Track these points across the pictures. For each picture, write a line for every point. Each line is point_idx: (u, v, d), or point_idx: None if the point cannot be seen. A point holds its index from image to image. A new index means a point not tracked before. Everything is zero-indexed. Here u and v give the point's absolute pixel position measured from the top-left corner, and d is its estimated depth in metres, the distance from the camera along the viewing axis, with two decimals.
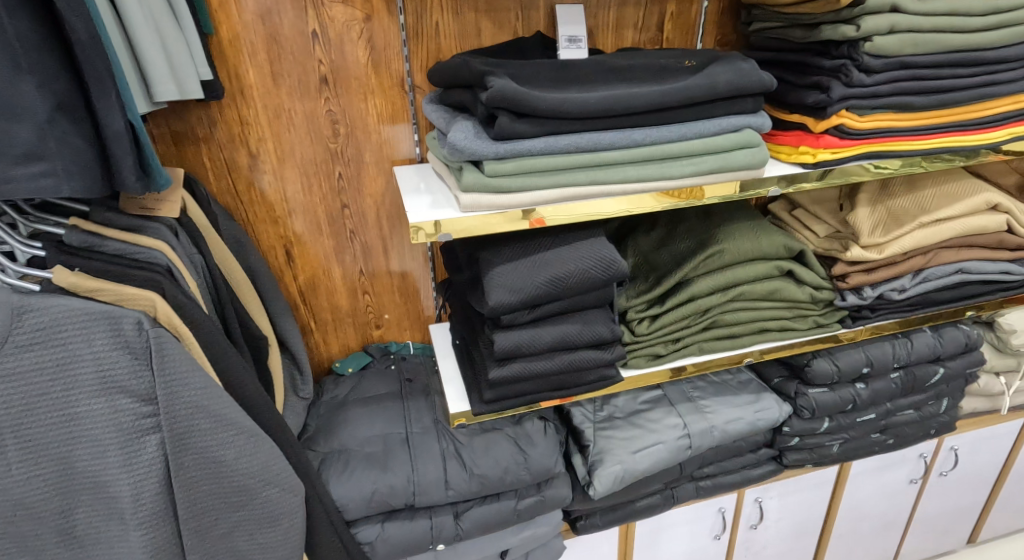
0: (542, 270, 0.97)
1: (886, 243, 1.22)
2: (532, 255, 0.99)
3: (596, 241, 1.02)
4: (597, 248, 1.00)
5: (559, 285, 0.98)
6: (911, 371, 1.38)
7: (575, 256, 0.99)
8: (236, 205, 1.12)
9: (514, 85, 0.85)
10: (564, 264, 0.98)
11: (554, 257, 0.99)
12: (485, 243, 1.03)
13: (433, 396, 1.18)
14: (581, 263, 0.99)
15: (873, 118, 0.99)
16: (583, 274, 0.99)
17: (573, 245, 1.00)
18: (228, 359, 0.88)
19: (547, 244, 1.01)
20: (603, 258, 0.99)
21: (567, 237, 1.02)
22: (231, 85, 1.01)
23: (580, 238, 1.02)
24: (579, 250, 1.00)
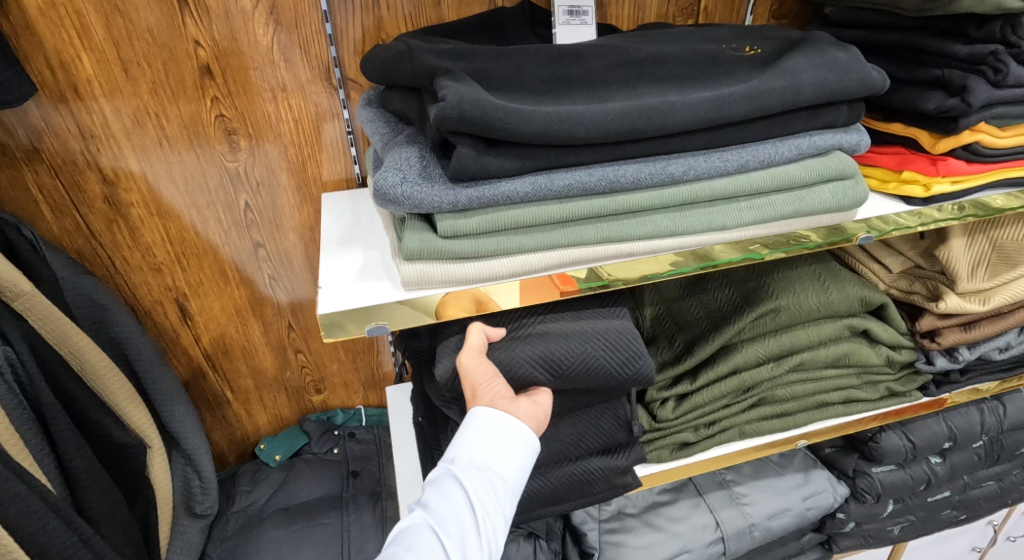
0: (531, 342, 0.63)
1: (989, 290, 0.91)
2: (521, 323, 0.66)
3: (618, 319, 0.68)
4: (618, 327, 0.67)
5: (554, 366, 0.63)
6: (999, 440, 1.09)
7: (584, 329, 0.65)
8: (94, 250, 0.78)
9: (480, 96, 0.52)
10: (567, 337, 0.65)
11: (553, 325, 0.65)
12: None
13: (382, 505, 0.89)
14: (590, 341, 0.65)
15: (1018, 132, 0.68)
16: (592, 356, 0.64)
17: (584, 315, 0.67)
18: (36, 521, 0.57)
19: (545, 309, 0.68)
20: (625, 342, 0.65)
21: (576, 305, 0.69)
22: (55, 80, 0.67)
23: (594, 308, 0.69)
24: (591, 323, 0.66)
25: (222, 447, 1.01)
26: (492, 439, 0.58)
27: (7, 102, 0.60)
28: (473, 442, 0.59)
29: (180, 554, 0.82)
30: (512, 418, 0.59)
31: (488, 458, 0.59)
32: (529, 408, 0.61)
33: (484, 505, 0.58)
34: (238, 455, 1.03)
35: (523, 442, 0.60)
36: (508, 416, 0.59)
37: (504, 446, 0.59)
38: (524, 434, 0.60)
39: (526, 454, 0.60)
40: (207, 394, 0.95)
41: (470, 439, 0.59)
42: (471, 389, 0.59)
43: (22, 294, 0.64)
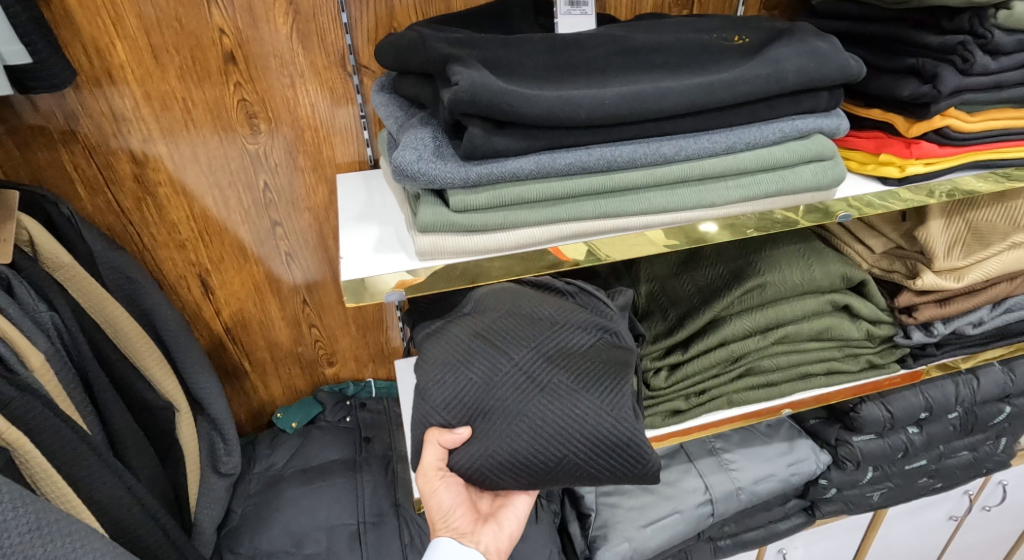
0: (517, 459, 0.62)
1: (965, 268, 0.96)
2: (508, 421, 0.62)
3: (611, 439, 0.62)
4: (618, 433, 0.63)
5: (540, 481, 0.63)
6: (973, 412, 1.15)
7: (576, 444, 0.62)
8: (123, 226, 0.83)
9: (488, 80, 0.57)
10: (549, 456, 0.62)
11: (543, 434, 0.62)
12: (441, 363, 0.65)
13: (394, 468, 0.94)
14: (585, 458, 0.62)
15: (985, 118, 0.73)
16: (584, 473, 0.63)
17: (581, 415, 0.63)
18: (85, 466, 0.63)
19: (536, 400, 0.63)
20: (624, 457, 0.63)
21: (574, 392, 0.63)
22: (91, 66, 0.72)
23: (595, 399, 0.63)
24: (586, 432, 0.62)
25: (240, 416, 1.07)
26: None
27: (51, 85, 0.65)
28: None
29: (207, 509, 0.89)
30: (470, 552, 0.65)
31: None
32: (490, 537, 0.67)
33: None
34: (256, 425, 1.08)
35: None
36: (468, 551, 0.65)
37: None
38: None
39: None
40: (226, 365, 1.00)
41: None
42: (435, 520, 0.65)
43: (61, 265, 0.71)
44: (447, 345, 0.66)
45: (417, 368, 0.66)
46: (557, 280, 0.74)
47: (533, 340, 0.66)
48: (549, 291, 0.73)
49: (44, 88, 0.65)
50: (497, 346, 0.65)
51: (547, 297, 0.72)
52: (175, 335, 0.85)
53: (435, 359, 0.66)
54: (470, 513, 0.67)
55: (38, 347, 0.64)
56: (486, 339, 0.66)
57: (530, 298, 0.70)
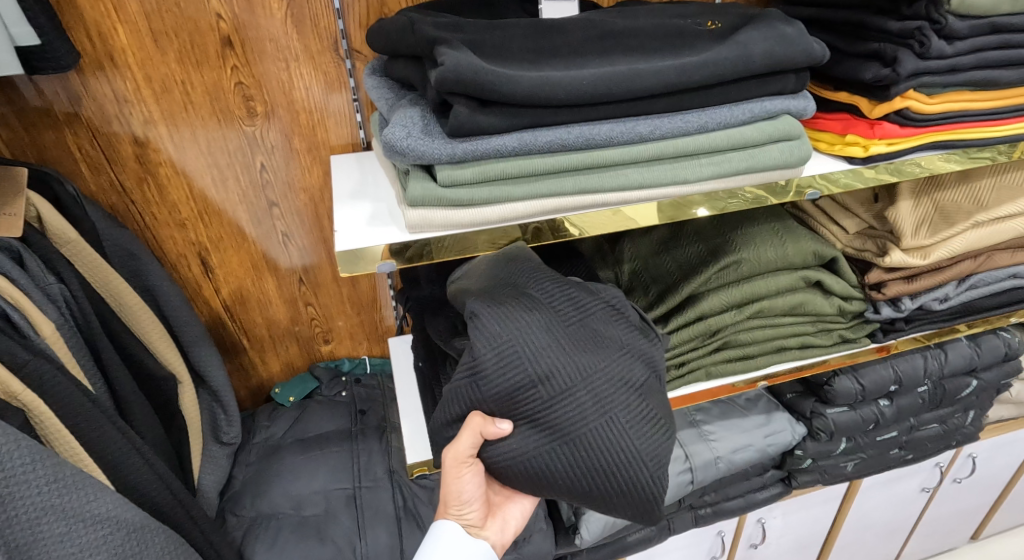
0: (548, 473, 0.64)
1: (931, 246, 0.98)
2: (553, 437, 0.63)
3: (642, 500, 0.65)
4: (652, 489, 0.65)
5: (559, 495, 0.66)
6: (942, 385, 1.20)
7: (610, 486, 0.64)
8: (126, 205, 0.87)
9: (472, 60, 0.61)
10: (581, 484, 0.64)
11: (583, 462, 0.63)
12: (504, 352, 0.64)
13: (388, 437, 0.99)
14: (615, 496, 0.65)
15: (944, 100, 0.78)
16: (607, 505, 0.65)
17: (627, 459, 0.64)
18: (92, 426, 0.67)
19: (592, 428, 0.63)
20: (649, 510, 0.65)
21: (627, 436, 0.64)
22: (93, 49, 0.76)
23: (647, 451, 0.64)
24: (622, 480, 0.64)
25: (240, 392, 1.11)
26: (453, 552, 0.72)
27: (57, 68, 0.68)
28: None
29: (209, 475, 0.93)
30: (474, 543, 0.73)
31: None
32: (497, 531, 0.76)
33: None
34: (254, 400, 1.12)
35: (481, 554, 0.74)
36: (474, 542, 0.73)
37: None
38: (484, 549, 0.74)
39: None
40: (226, 341, 1.04)
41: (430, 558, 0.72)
42: (453, 504, 0.73)
43: (68, 241, 0.76)
44: (512, 335, 0.64)
45: (471, 339, 0.64)
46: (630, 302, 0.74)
47: (605, 366, 0.65)
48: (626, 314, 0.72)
49: (51, 70, 0.68)
50: (574, 362, 0.64)
51: (617, 318, 0.71)
52: (176, 310, 0.89)
53: (500, 342, 0.64)
54: (483, 507, 0.75)
55: (48, 316, 0.69)
56: (558, 349, 0.65)
57: (601, 318, 0.70)
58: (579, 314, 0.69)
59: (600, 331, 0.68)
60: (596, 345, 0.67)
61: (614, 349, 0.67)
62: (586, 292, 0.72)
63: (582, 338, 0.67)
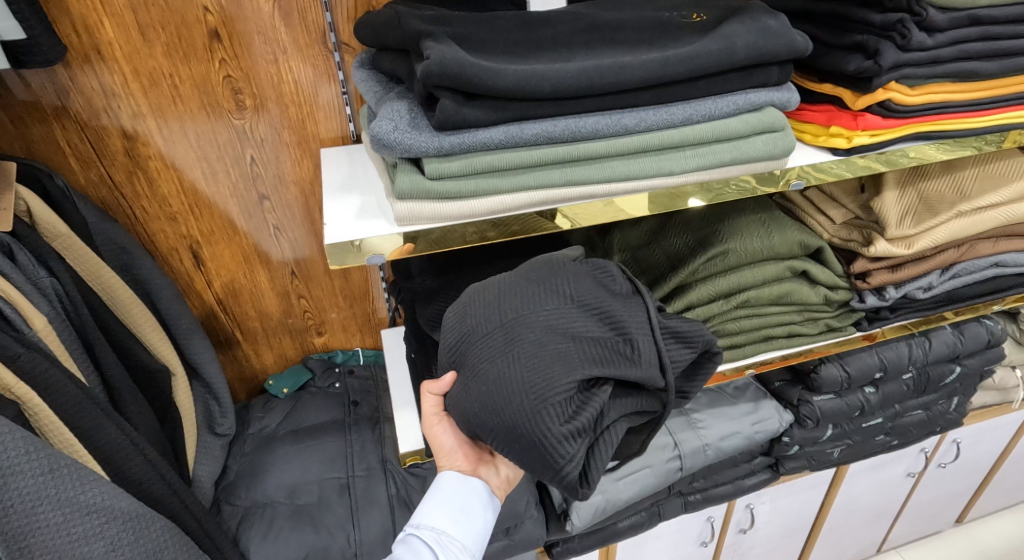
0: (456, 405, 0.66)
1: (915, 236, 0.99)
2: (462, 370, 0.66)
3: (528, 435, 0.61)
4: (530, 427, 0.61)
5: (469, 432, 0.66)
6: (926, 372, 1.22)
7: (498, 416, 0.62)
8: (116, 199, 0.87)
9: (459, 54, 0.62)
10: (477, 417, 0.64)
11: (474, 391, 0.64)
12: (459, 305, 0.69)
13: (381, 427, 1.00)
14: (498, 428, 0.63)
15: (926, 91, 0.79)
16: (496, 442, 0.64)
17: (509, 389, 0.62)
18: (87, 419, 0.68)
19: (486, 358, 0.64)
20: (539, 449, 0.61)
21: (513, 367, 0.62)
22: (80, 43, 0.76)
23: (530, 383, 0.61)
24: (508, 410, 0.62)
25: (234, 384, 1.12)
26: (455, 499, 0.76)
27: (44, 62, 0.69)
28: (438, 504, 0.75)
29: (203, 466, 0.94)
30: (473, 485, 0.77)
31: (450, 516, 0.75)
32: (488, 475, 0.80)
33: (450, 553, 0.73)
34: (249, 392, 1.13)
35: (481, 497, 0.77)
36: (473, 481, 0.77)
37: (466, 507, 0.76)
38: (482, 493, 0.77)
39: (483, 512, 0.77)
40: (220, 334, 1.05)
41: (437, 501, 0.75)
42: (440, 457, 0.77)
43: (59, 236, 0.76)
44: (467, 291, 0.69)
45: (451, 303, 0.70)
46: (612, 273, 0.71)
47: (520, 304, 0.65)
48: (594, 277, 0.70)
49: (38, 64, 0.69)
50: (495, 304, 0.66)
51: (577, 274, 0.69)
52: (168, 303, 0.90)
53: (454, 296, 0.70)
54: (471, 455, 0.79)
55: (41, 310, 0.69)
56: (489, 293, 0.67)
57: (549, 269, 0.69)
58: (529, 267, 0.70)
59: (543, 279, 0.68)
60: (529, 288, 0.67)
61: (546, 294, 0.67)
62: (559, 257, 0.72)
63: (516, 283, 0.68)
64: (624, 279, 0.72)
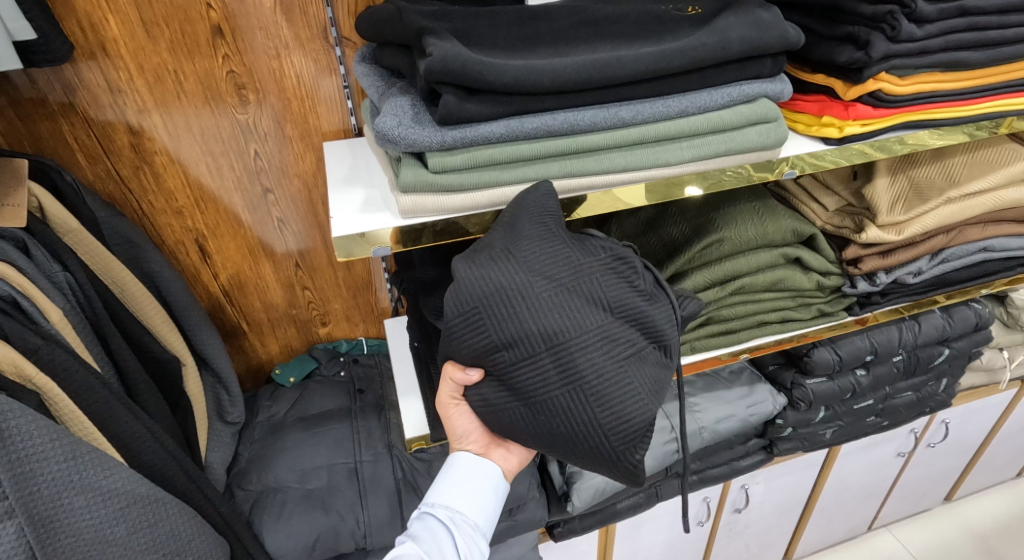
0: (513, 425, 0.70)
1: (906, 222, 1.01)
2: (516, 394, 0.68)
3: (609, 463, 0.69)
4: (606, 454, 0.68)
5: (530, 445, 0.71)
6: (916, 355, 1.25)
7: (576, 446, 0.68)
8: (123, 193, 0.89)
9: (460, 49, 0.63)
10: (552, 444, 0.69)
11: (542, 424, 0.68)
12: (476, 311, 0.67)
13: (386, 414, 1.02)
14: (570, 452, 0.69)
15: (915, 81, 0.81)
16: (566, 458, 0.71)
17: (584, 427, 0.67)
18: (103, 407, 0.71)
19: (551, 396, 0.67)
20: (619, 471, 0.70)
21: (583, 404, 0.66)
22: (85, 40, 0.77)
23: (604, 421, 0.66)
24: (586, 443, 0.67)
25: (241, 373, 1.14)
26: (467, 477, 0.79)
27: (51, 60, 0.71)
28: (454, 484, 0.79)
29: (214, 453, 0.97)
30: (486, 466, 0.80)
31: (465, 496, 0.79)
32: (503, 458, 0.82)
33: (464, 532, 0.77)
34: (255, 382, 1.16)
35: (493, 477, 0.80)
36: (485, 463, 0.80)
37: (480, 486, 0.80)
38: (495, 473, 0.80)
39: (496, 491, 0.80)
40: (226, 325, 1.07)
41: (452, 482, 0.79)
42: (453, 438, 0.80)
43: (70, 230, 0.78)
44: (487, 293, 0.67)
45: (446, 293, 0.68)
46: (632, 265, 0.72)
47: (572, 335, 0.66)
48: (618, 275, 0.71)
49: (45, 62, 0.70)
50: (539, 329, 0.66)
51: (608, 278, 0.70)
52: (176, 295, 0.92)
53: (471, 300, 0.67)
54: (484, 437, 0.81)
55: (56, 303, 0.71)
56: (526, 313, 0.66)
57: (585, 280, 0.69)
58: (560, 275, 0.68)
59: (582, 293, 0.68)
60: (571, 308, 0.67)
61: (589, 314, 0.68)
62: (578, 252, 0.71)
63: (558, 304, 0.67)
64: (640, 269, 0.74)
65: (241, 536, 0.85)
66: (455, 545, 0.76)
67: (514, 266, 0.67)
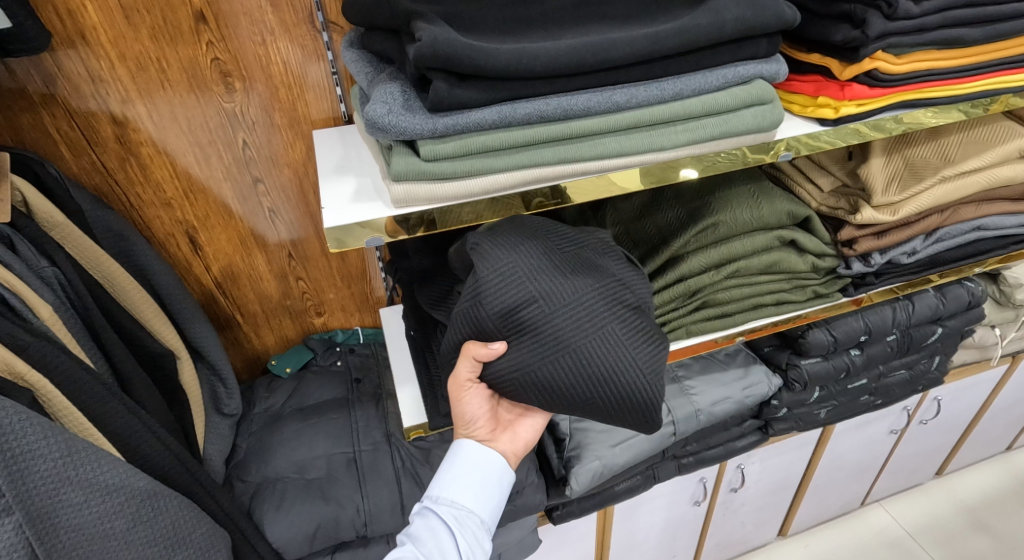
0: (547, 380, 0.68)
1: (901, 202, 1.00)
2: (549, 346, 0.67)
3: (643, 405, 0.69)
4: (642, 393, 0.69)
5: (560, 405, 0.70)
6: (909, 334, 1.25)
7: (611, 391, 0.68)
8: (109, 185, 0.87)
9: (449, 33, 0.62)
10: (587, 392, 0.68)
11: (581, 369, 0.67)
12: (505, 272, 0.68)
13: (384, 403, 1.02)
14: (604, 401, 0.69)
15: (912, 59, 0.80)
16: (601, 410, 0.70)
17: (620, 365, 0.68)
18: (97, 402, 0.70)
19: (588, 338, 0.67)
20: (648, 416, 0.70)
21: (616, 345, 0.68)
22: (64, 28, 0.75)
23: (636, 358, 0.69)
24: (620, 385, 0.68)
25: (237, 366, 1.13)
26: (470, 469, 0.80)
27: (28, 49, 0.69)
28: (457, 477, 0.80)
29: (212, 444, 0.97)
30: (492, 455, 0.81)
31: (468, 491, 0.80)
32: (508, 443, 0.83)
33: (466, 531, 0.78)
34: (251, 373, 1.15)
35: (497, 469, 0.81)
36: (491, 453, 0.81)
37: (483, 480, 0.81)
38: (500, 464, 0.81)
39: (498, 486, 0.82)
40: (220, 316, 1.06)
41: (455, 475, 0.80)
42: (461, 425, 0.79)
43: (57, 225, 0.76)
44: (512, 257, 0.69)
45: (476, 263, 0.68)
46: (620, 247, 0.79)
47: (594, 283, 0.70)
48: (614, 252, 0.78)
49: (22, 52, 0.68)
50: (565, 278, 0.69)
51: (608, 255, 0.76)
52: (168, 287, 0.91)
53: (500, 262, 0.68)
54: (490, 422, 0.81)
55: (46, 299, 0.70)
56: (553, 269, 0.70)
57: (586, 250, 0.75)
58: (568, 246, 0.74)
59: (590, 258, 0.74)
60: (586, 266, 0.72)
61: (603, 272, 0.72)
62: (575, 233, 0.77)
63: (574, 264, 0.72)
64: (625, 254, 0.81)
65: (243, 528, 0.85)
66: (457, 541, 0.77)
67: (530, 240, 0.72)
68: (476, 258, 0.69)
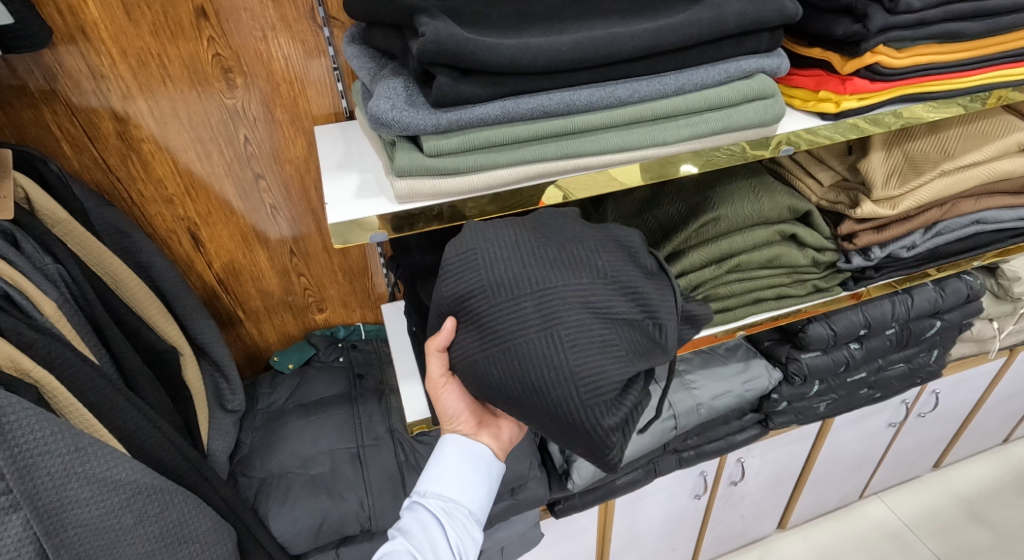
0: (484, 374, 0.67)
1: (901, 196, 1.00)
2: (487, 340, 0.66)
3: (574, 422, 0.66)
4: (574, 410, 0.65)
5: (499, 402, 0.69)
6: (909, 328, 1.26)
7: (540, 399, 0.65)
8: (110, 182, 0.87)
9: (453, 28, 0.62)
10: (516, 394, 0.66)
11: (512, 370, 0.65)
12: (465, 258, 0.68)
13: (387, 399, 1.03)
14: (535, 406, 0.66)
15: (913, 54, 0.80)
16: (535, 416, 0.67)
17: (554, 373, 0.64)
18: (102, 398, 0.70)
19: (526, 338, 0.65)
20: (582, 435, 0.66)
21: (557, 353, 0.64)
22: (65, 24, 0.74)
23: (575, 370, 0.64)
24: (549, 395, 0.65)
25: (240, 363, 1.13)
26: (455, 463, 0.81)
27: (30, 45, 0.69)
28: (443, 470, 0.81)
29: (216, 440, 0.97)
30: (479, 449, 0.82)
31: (456, 483, 0.80)
32: (492, 439, 0.84)
33: (454, 523, 0.79)
34: (254, 369, 1.15)
35: (484, 461, 0.82)
36: (478, 446, 0.82)
37: (472, 472, 0.82)
38: (487, 456, 0.83)
39: (485, 477, 0.83)
40: (222, 312, 1.06)
41: (443, 469, 0.81)
42: (444, 420, 0.81)
43: (59, 221, 0.76)
44: (477, 244, 0.68)
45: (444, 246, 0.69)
46: (636, 244, 0.73)
47: (558, 282, 0.66)
48: (620, 250, 0.72)
49: (24, 48, 0.68)
50: (523, 273, 0.66)
51: (603, 251, 0.71)
52: (170, 283, 0.91)
53: (464, 249, 0.68)
54: (473, 419, 0.83)
55: (50, 296, 0.70)
56: (517, 260, 0.67)
57: (576, 243, 0.70)
58: (554, 238, 0.70)
59: (574, 255, 0.69)
60: (564, 266, 0.68)
61: (582, 272, 0.68)
62: (578, 225, 0.72)
63: (549, 259, 0.68)
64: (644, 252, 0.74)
65: (247, 522, 0.86)
66: (447, 533, 0.78)
67: (511, 228, 0.70)
68: (449, 246, 0.69)
